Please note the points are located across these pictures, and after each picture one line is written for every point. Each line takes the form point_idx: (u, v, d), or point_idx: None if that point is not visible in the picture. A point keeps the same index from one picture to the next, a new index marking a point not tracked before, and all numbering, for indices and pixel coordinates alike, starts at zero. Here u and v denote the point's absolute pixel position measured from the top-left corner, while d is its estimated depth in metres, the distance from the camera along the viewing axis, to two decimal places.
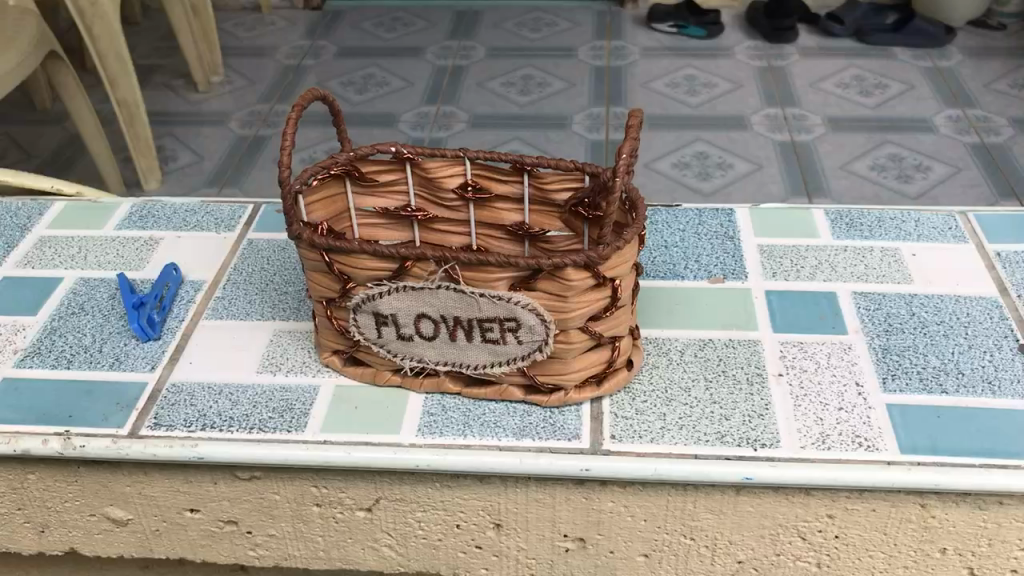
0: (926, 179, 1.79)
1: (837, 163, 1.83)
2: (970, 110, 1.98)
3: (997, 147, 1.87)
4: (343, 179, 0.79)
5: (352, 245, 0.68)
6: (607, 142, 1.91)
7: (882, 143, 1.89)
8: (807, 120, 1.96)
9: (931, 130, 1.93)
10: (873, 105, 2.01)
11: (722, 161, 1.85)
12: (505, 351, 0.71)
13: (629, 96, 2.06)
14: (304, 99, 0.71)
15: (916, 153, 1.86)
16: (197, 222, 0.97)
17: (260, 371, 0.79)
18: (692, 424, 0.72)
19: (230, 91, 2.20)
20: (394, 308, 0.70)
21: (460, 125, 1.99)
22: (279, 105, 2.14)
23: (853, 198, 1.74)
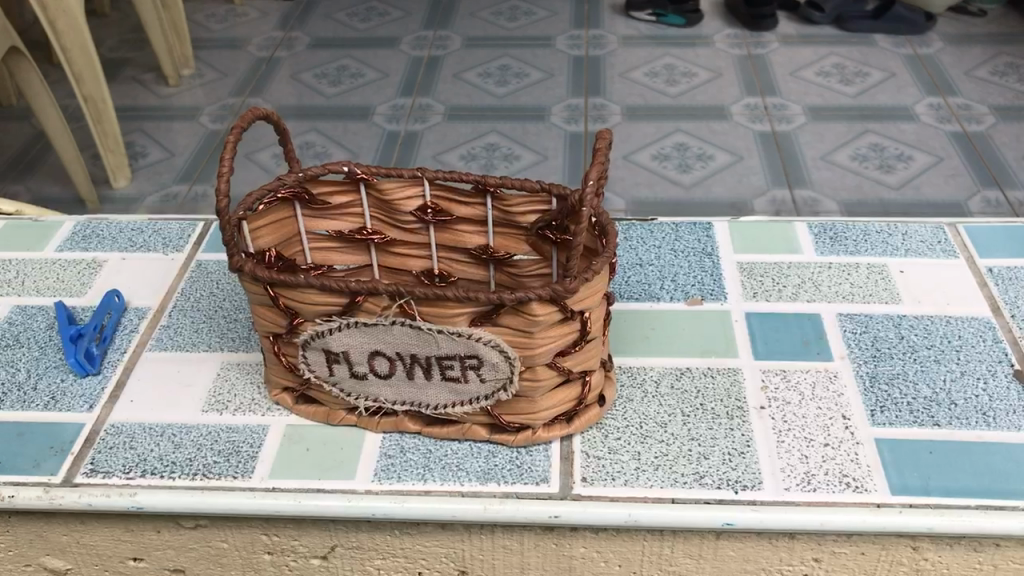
0: (908, 169, 1.74)
1: (817, 154, 1.78)
2: (951, 98, 1.93)
3: (979, 136, 1.83)
4: (292, 202, 0.73)
5: (298, 279, 0.63)
6: (585, 134, 1.85)
7: (864, 132, 1.84)
8: (789, 109, 1.91)
9: (912, 118, 1.88)
10: (853, 93, 1.96)
11: (701, 152, 1.80)
12: (467, 390, 0.66)
13: (608, 87, 2.00)
14: (244, 120, 0.65)
15: (898, 142, 1.81)
16: (144, 241, 0.92)
17: (205, 411, 0.73)
18: (669, 464, 0.67)
19: (200, 85, 2.13)
20: (346, 346, 0.65)
21: (436, 118, 1.93)
22: (251, 98, 2.06)
23: (834, 190, 1.69)
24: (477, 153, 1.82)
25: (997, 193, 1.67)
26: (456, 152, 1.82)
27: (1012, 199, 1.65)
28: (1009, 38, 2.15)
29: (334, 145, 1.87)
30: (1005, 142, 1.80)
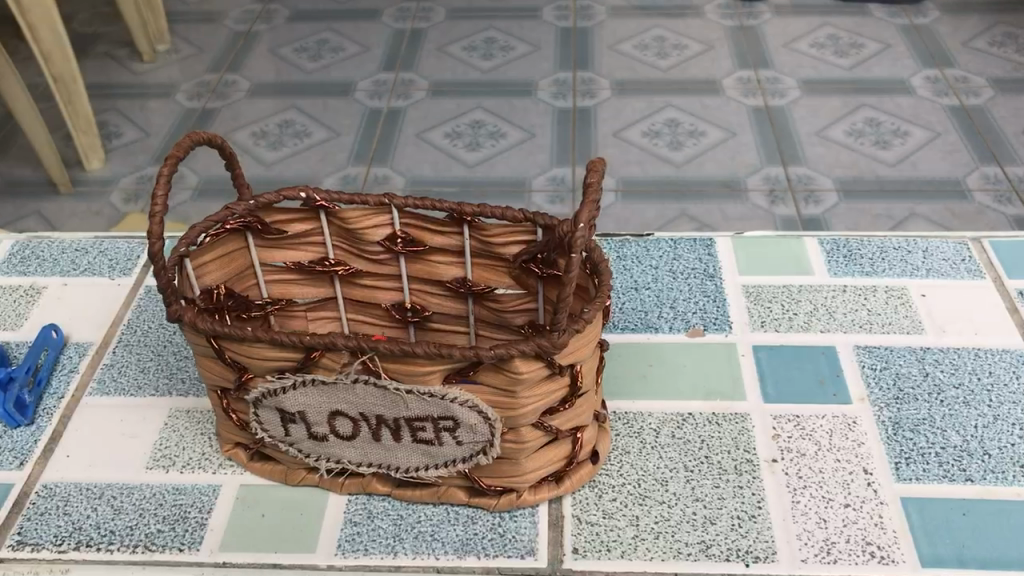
0: (904, 146, 1.43)
1: (811, 129, 1.46)
2: (947, 70, 1.59)
3: (976, 109, 1.50)
4: (244, 232, 0.65)
5: (245, 333, 0.55)
6: (575, 112, 1.52)
7: (856, 108, 1.51)
8: (784, 83, 1.57)
9: (909, 91, 1.54)
10: (848, 66, 1.61)
11: (692, 128, 1.47)
12: (441, 453, 0.58)
13: (597, 57, 1.65)
14: (181, 149, 0.56)
15: (896, 117, 1.48)
16: (88, 264, 0.83)
17: (149, 468, 0.65)
18: (670, 532, 0.60)
19: (176, 59, 1.71)
20: (302, 406, 0.57)
21: (420, 95, 1.57)
22: (228, 74, 1.66)
23: (832, 168, 1.39)
24: (461, 131, 1.49)
25: (997, 168, 1.37)
26: (440, 130, 1.49)
27: (1013, 174, 1.36)
28: (1014, 4, 1.77)
29: (314, 123, 1.52)
30: (1007, 115, 1.48)
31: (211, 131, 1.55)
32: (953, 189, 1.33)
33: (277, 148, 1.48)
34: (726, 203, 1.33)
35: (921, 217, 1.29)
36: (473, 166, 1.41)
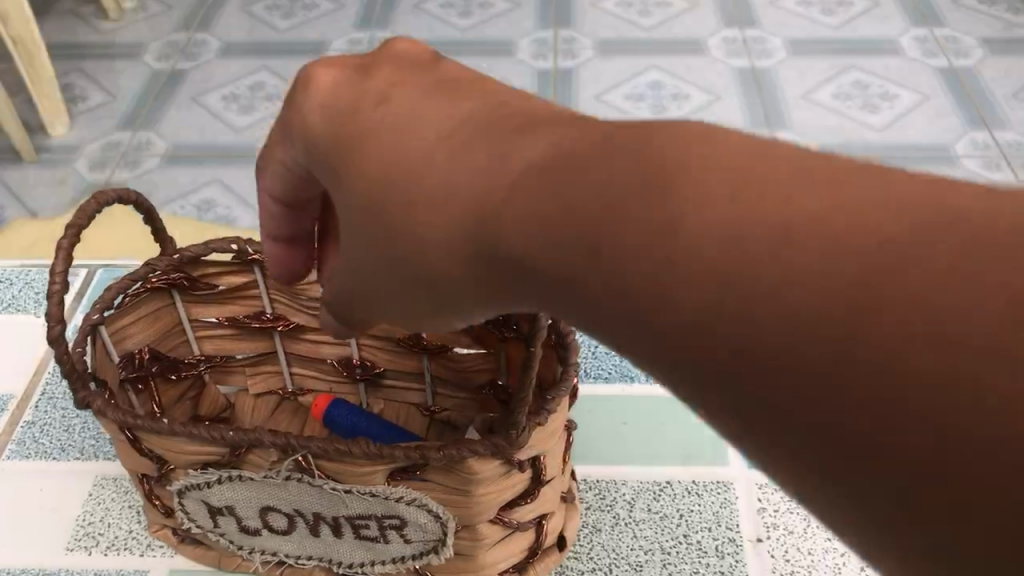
0: (893, 111, 1.24)
1: (796, 92, 1.28)
2: (936, 28, 1.38)
3: (965, 73, 1.30)
4: (168, 290, 0.58)
5: (160, 427, 0.48)
6: (557, 73, 1.32)
7: (845, 68, 1.32)
8: (772, 42, 1.37)
9: (898, 52, 1.34)
10: (835, 24, 1.41)
11: (675, 90, 1.29)
12: (387, 550, 0.52)
13: (578, 13, 1.43)
14: (85, 214, 0.49)
15: (886, 79, 1.30)
16: (13, 298, 0.76)
17: (69, 550, 0.59)
18: None
19: (142, 19, 1.46)
20: (229, 500, 0.51)
21: None
22: (198, 33, 1.42)
23: (819, 137, 1.21)
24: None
25: (986, 135, 1.20)
26: None
27: (1003, 140, 1.18)
28: None
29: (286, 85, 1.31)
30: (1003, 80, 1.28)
31: (176, 95, 1.32)
32: (939, 156, 1.17)
33: (249, 113, 1.27)
34: None
35: None
36: None
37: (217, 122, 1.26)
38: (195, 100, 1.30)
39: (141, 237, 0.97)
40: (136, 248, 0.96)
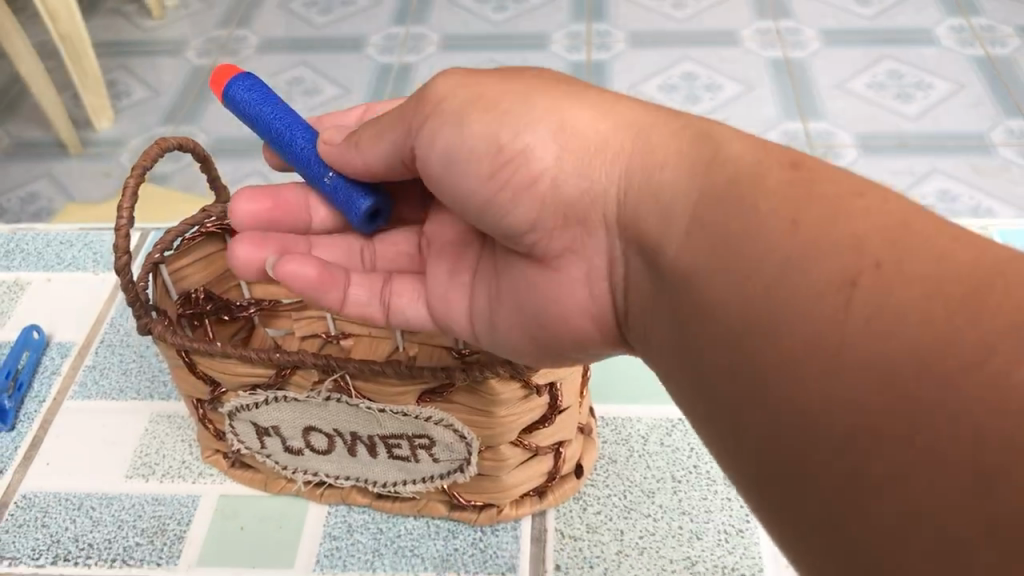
0: (927, 100, 1.22)
1: (829, 81, 1.25)
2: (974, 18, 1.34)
3: (1001, 61, 1.26)
4: (222, 236, 0.63)
5: (214, 350, 0.53)
6: (590, 65, 1.31)
7: (877, 58, 1.29)
8: (806, 33, 1.34)
9: (934, 42, 1.31)
10: (870, 15, 1.37)
11: (708, 81, 1.27)
12: (418, 469, 0.57)
13: (612, 7, 1.42)
14: (148, 158, 0.54)
15: (921, 69, 1.27)
16: (73, 258, 0.82)
17: (128, 478, 0.64)
18: (655, 548, 0.58)
19: (184, 17, 1.50)
20: (276, 421, 0.56)
21: (433, 50, 1.37)
22: (240, 30, 1.46)
23: (853, 127, 1.18)
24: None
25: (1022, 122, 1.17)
26: None
27: None
28: None
29: (323, 79, 1.35)
30: None
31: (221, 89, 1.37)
32: (974, 144, 1.15)
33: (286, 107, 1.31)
34: None
35: (943, 172, 1.12)
36: None
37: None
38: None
39: (174, 199, 1.10)
40: (178, 206, 1.09)
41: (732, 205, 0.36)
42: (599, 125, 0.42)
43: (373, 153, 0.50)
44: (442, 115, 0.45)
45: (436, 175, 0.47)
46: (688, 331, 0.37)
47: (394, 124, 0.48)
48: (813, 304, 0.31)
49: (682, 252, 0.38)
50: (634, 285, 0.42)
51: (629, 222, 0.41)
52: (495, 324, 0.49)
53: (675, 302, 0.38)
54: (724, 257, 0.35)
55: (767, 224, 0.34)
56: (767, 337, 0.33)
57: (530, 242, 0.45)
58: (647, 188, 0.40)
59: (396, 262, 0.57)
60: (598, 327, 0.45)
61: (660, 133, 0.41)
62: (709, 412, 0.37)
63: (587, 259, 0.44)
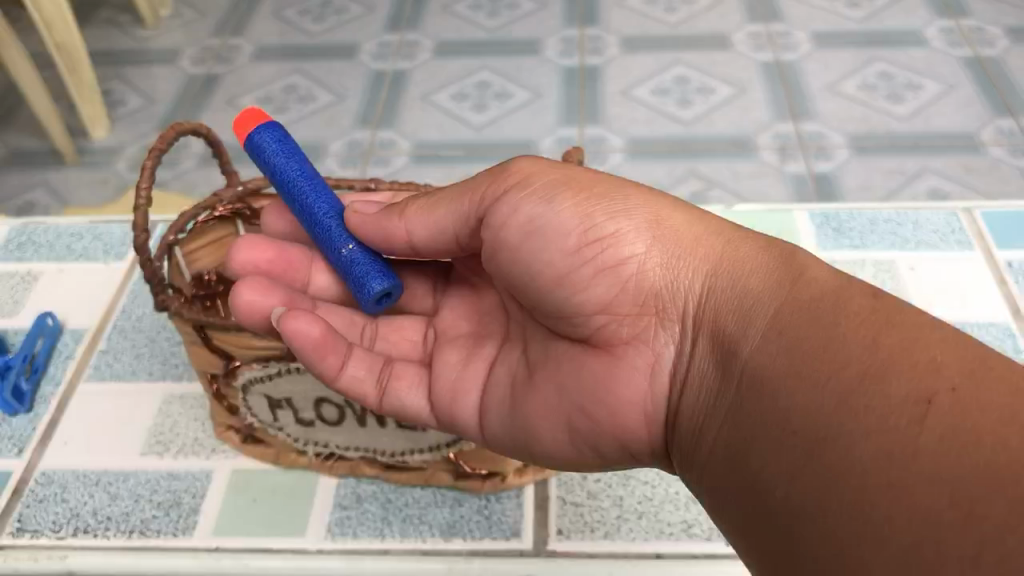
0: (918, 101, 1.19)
1: (820, 82, 1.23)
2: (964, 19, 1.31)
3: (992, 63, 1.24)
4: (233, 219, 0.66)
5: (228, 325, 0.55)
6: (582, 70, 1.28)
7: (868, 60, 1.26)
8: (797, 36, 1.31)
9: (923, 43, 1.28)
10: (860, 17, 1.34)
11: (701, 84, 1.24)
12: (425, 438, 0.59)
13: (604, 11, 1.38)
14: (164, 140, 0.56)
15: (912, 70, 1.24)
16: (84, 249, 0.84)
17: (144, 454, 0.66)
18: (652, 513, 0.61)
19: (177, 26, 1.42)
20: (288, 393, 0.58)
21: (425, 56, 1.32)
22: (233, 39, 1.39)
23: (844, 129, 1.16)
24: (467, 93, 1.26)
25: (1011, 121, 1.15)
26: (444, 92, 1.26)
27: None
28: None
29: (319, 86, 1.28)
30: None
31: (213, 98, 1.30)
32: (963, 143, 1.13)
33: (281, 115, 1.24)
34: (735, 158, 1.13)
35: (935, 171, 1.10)
36: (480, 130, 1.20)
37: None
38: (230, 104, 1.27)
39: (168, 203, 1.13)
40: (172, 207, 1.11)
41: (818, 316, 0.39)
42: (690, 230, 0.47)
43: (424, 222, 0.53)
44: (530, 189, 0.50)
45: (504, 243, 0.50)
46: (752, 434, 0.40)
47: (464, 192, 0.52)
48: (889, 415, 0.34)
49: (757, 355, 0.41)
50: (695, 385, 0.45)
51: (707, 320, 0.45)
52: (526, 411, 0.51)
53: (742, 401, 0.41)
54: (803, 362, 0.38)
55: (852, 339, 0.37)
56: (837, 443, 0.35)
57: (597, 326, 0.48)
58: (730, 291, 0.44)
59: (396, 346, 0.58)
60: (640, 429, 0.47)
61: (739, 246, 0.45)
62: (765, 519, 0.39)
63: (650, 357, 0.47)
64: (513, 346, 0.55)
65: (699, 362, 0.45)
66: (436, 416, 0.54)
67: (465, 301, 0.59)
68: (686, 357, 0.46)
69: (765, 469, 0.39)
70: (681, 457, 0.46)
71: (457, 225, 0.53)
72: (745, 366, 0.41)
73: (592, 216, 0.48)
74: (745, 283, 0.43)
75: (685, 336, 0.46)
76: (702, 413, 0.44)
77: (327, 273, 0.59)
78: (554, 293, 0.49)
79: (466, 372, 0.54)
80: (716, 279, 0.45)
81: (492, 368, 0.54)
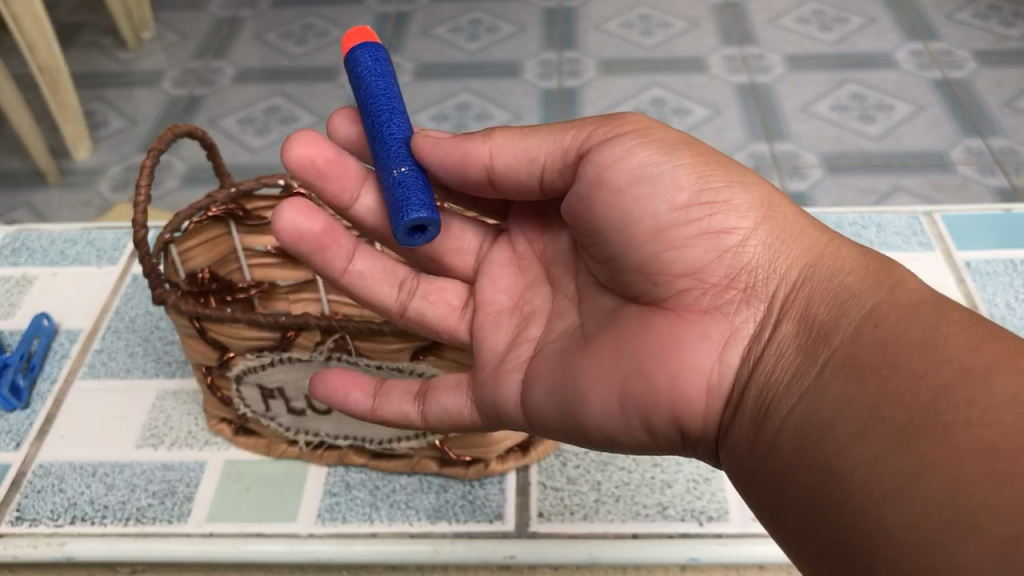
0: (888, 122, 1.23)
1: (794, 104, 1.27)
2: (932, 43, 1.36)
3: (959, 85, 1.28)
4: (226, 220, 0.68)
5: (224, 316, 0.57)
6: (562, 91, 1.31)
7: (840, 82, 1.30)
8: (771, 59, 1.35)
9: (894, 66, 1.33)
10: (833, 40, 1.38)
11: (678, 106, 1.28)
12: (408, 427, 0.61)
13: (582, 34, 1.42)
14: (162, 141, 0.59)
15: (883, 92, 1.28)
16: (77, 254, 0.87)
17: (138, 447, 0.69)
18: (629, 495, 0.64)
19: (159, 49, 1.44)
20: (280, 382, 0.61)
21: (406, 78, 1.36)
22: (215, 61, 1.41)
23: (818, 149, 1.20)
24: (447, 114, 1.29)
25: (979, 141, 1.19)
26: (426, 113, 1.30)
27: (997, 146, 1.18)
28: None
29: (302, 108, 1.31)
30: (997, 91, 1.27)
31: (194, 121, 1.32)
32: (934, 161, 1.17)
33: (266, 134, 1.27)
34: None
35: (906, 191, 1.13)
36: None
37: (236, 145, 1.26)
38: (212, 124, 1.29)
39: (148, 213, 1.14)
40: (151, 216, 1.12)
41: (927, 316, 0.38)
42: (778, 222, 0.46)
43: (515, 148, 0.50)
44: (644, 137, 0.47)
45: (605, 180, 0.47)
46: (838, 408, 0.38)
47: (568, 129, 0.50)
48: (998, 408, 0.33)
49: (856, 340, 0.39)
50: (771, 364, 0.42)
51: (798, 305, 0.43)
52: (575, 373, 0.48)
53: (831, 380, 0.39)
54: (908, 346, 0.37)
55: (959, 339, 0.36)
56: (937, 425, 0.34)
57: (676, 290, 0.46)
58: (827, 286, 0.43)
59: (436, 307, 0.56)
60: (698, 405, 0.44)
61: (832, 252, 0.44)
62: (835, 493, 0.36)
63: (726, 330, 0.45)
64: (563, 320, 0.52)
65: (779, 343, 0.43)
66: (479, 400, 0.53)
67: (508, 268, 0.56)
68: (764, 338, 0.44)
69: (847, 441, 0.36)
70: (735, 447, 0.43)
71: (551, 156, 0.50)
72: (842, 345, 0.40)
73: (700, 180, 0.46)
74: (841, 281, 0.42)
75: (767, 317, 0.44)
76: (775, 391, 0.41)
77: (375, 195, 0.54)
78: (644, 246, 0.46)
79: (510, 351, 0.53)
80: (815, 271, 0.44)
81: (539, 348, 0.52)
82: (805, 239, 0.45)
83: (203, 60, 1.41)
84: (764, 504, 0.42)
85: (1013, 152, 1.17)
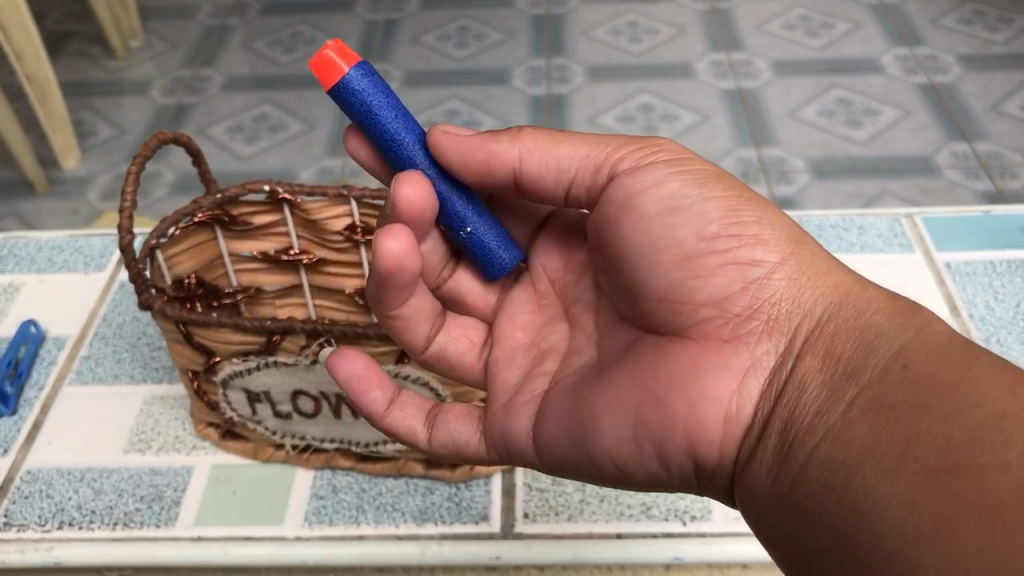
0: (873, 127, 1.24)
1: (781, 109, 1.28)
2: (916, 48, 1.37)
3: (945, 90, 1.29)
4: (212, 226, 0.68)
5: (211, 321, 0.58)
6: (550, 98, 1.32)
7: (827, 87, 1.31)
8: (757, 64, 1.37)
9: (879, 70, 1.34)
10: (818, 46, 1.40)
11: (665, 112, 1.29)
12: None
13: (570, 41, 1.43)
14: (147, 148, 0.60)
15: (869, 97, 1.29)
16: (65, 261, 0.87)
17: (126, 452, 0.69)
18: (614, 496, 0.64)
19: (148, 58, 1.44)
20: (266, 386, 0.61)
21: (395, 85, 1.36)
22: (204, 69, 1.41)
23: (804, 153, 1.21)
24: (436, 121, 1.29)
25: (964, 146, 1.20)
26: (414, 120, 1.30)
27: (983, 150, 1.19)
28: None
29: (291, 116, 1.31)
30: (981, 95, 1.28)
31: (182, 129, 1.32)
32: (920, 165, 1.18)
33: (255, 142, 1.27)
34: None
35: (892, 195, 1.14)
36: None
37: (225, 153, 1.26)
38: (201, 132, 1.30)
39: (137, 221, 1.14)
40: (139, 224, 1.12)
41: (960, 352, 0.37)
42: (802, 257, 0.45)
43: (543, 159, 0.50)
44: (675, 165, 0.48)
45: (635, 193, 0.48)
46: (865, 445, 0.36)
47: (602, 145, 0.50)
48: None
49: (885, 375, 0.38)
50: (793, 399, 0.41)
51: (822, 339, 0.42)
52: (590, 401, 0.47)
53: (858, 416, 0.37)
54: (940, 384, 0.36)
55: (992, 378, 0.35)
56: (967, 463, 0.32)
57: (697, 319, 0.45)
58: (853, 323, 0.41)
59: (455, 342, 0.55)
60: (715, 437, 0.43)
61: (859, 289, 0.43)
62: (860, 535, 0.35)
63: (747, 361, 0.43)
64: (579, 357, 0.52)
65: (801, 376, 0.41)
66: (489, 431, 0.52)
67: (527, 305, 0.55)
68: (785, 372, 0.42)
69: (875, 479, 0.35)
70: (754, 483, 0.42)
71: (582, 172, 0.51)
72: (870, 379, 0.38)
73: (731, 214, 0.46)
74: (867, 318, 0.41)
75: (788, 350, 0.43)
76: (798, 426, 0.40)
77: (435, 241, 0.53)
78: (669, 272, 0.46)
79: (524, 386, 0.52)
80: (841, 306, 0.42)
81: (553, 381, 0.51)
82: (830, 276, 0.44)
83: (191, 68, 1.42)
84: (786, 547, 0.40)
85: (998, 155, 1.18)
